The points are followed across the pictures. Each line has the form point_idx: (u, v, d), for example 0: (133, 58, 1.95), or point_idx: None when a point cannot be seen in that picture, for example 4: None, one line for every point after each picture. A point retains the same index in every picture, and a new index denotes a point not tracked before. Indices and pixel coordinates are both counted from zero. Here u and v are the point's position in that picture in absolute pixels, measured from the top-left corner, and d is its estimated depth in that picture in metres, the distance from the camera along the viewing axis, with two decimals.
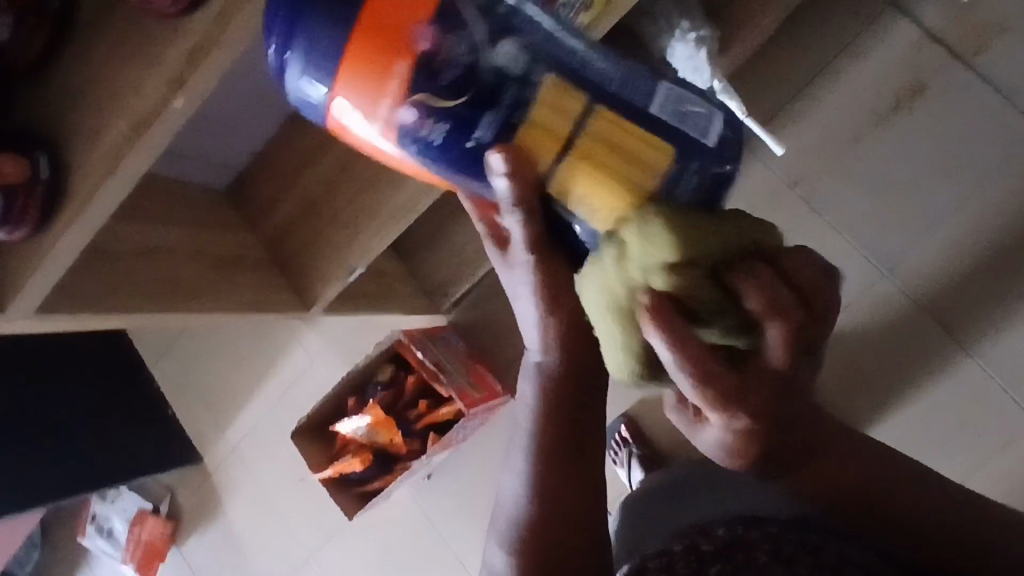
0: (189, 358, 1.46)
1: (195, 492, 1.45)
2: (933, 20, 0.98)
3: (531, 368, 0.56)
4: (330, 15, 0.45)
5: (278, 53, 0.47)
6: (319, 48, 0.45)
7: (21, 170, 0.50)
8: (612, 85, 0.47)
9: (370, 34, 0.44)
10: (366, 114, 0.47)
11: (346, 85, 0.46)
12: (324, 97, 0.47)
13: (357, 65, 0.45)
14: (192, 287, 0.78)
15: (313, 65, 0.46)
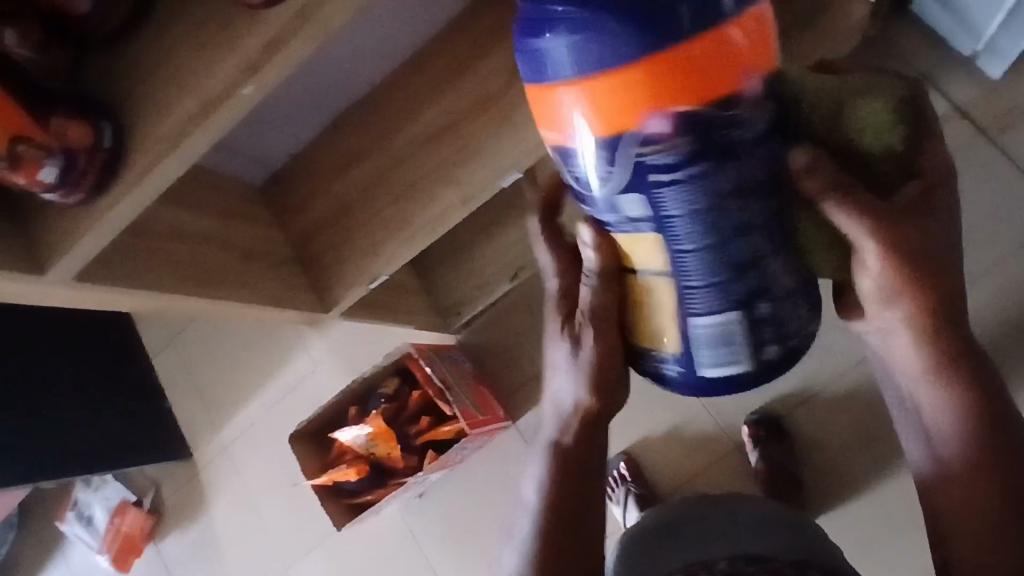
0: (190, 352, 1.46)
1: (181, 489, 1.43)
2: (963, 96, 1.01)
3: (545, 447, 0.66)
4: (637, 35, 0.39)
5: (544, 7, 0.41)
6: (597, 48, 0.40)
7: (85, 136, 0.51)
8: (688, 280, 0.51)
9: (646, 82, 0.41)
10: (548, 112, 0.44)
11: (560, 92, 0.42)
12: (539, 71, 0.43)
13: (601, 97, 0.41)
14: (221, 276, 0.79)
15: (574, 48, 0.40)
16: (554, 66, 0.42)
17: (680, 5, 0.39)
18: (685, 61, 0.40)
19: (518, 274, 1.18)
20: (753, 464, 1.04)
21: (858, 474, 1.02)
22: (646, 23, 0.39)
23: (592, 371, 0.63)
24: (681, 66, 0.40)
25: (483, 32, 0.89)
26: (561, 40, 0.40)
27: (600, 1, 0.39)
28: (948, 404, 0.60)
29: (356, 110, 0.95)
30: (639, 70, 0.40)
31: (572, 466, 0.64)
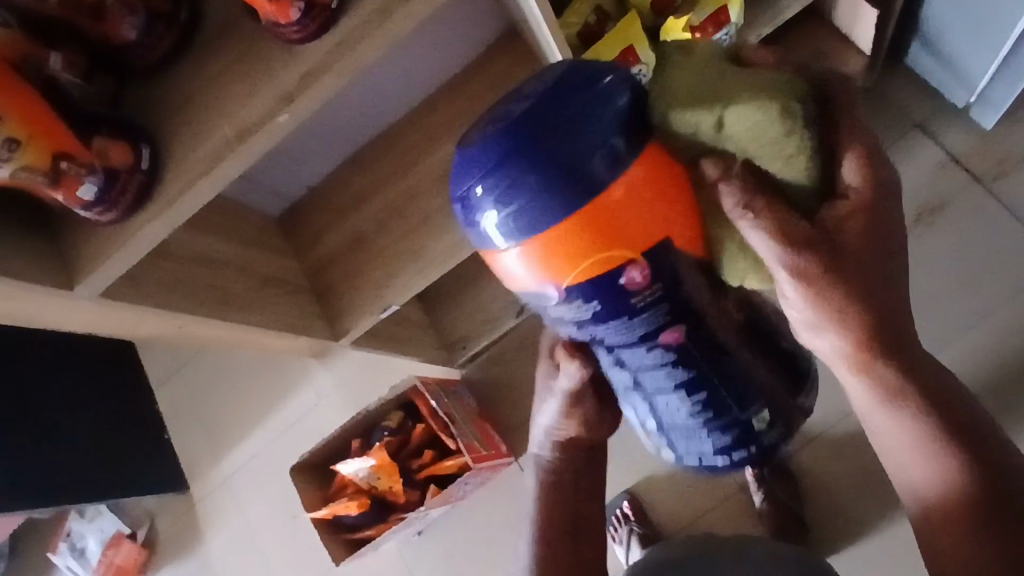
0: (193, 384, 1.46)
1: (177, 522, 1.41)
2: (957, 145, 1.05)
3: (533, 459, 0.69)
4: (558, 184, 0.45)
5: (478, 171, 0.47)
6: (533, 207, 0.46)
7: (124, 156, 0.53)
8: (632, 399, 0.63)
9: (587, 229, 0.46)
10: (519, 272, 0.49)
11: (521, 252, 0.48)
12: (491, 241, 0.49)
13: (557, 250, 0.47)
14: (236, 300, 0.80)
15: (517, 218, 0.46)
16: (498, 232, 0.48)
17: (602, 143, 0.45)
18: (617, 205, 0.46)
19: (524, 310, 1.19)
20: (758, 505, 1.04)
21: (863, 517, 1.01)
22: (571, 172, 0.45)
23: (567, 417, 0.65)
24: (614, 219, 0.46)
25: (498, 74, 0.92)
26: (502, 211, 0.47)
27: (515, 157, 0.45)
28: (901, 425, 0.54)
29: (373, 147, 0.98)
30: (575, 223, 0.46)
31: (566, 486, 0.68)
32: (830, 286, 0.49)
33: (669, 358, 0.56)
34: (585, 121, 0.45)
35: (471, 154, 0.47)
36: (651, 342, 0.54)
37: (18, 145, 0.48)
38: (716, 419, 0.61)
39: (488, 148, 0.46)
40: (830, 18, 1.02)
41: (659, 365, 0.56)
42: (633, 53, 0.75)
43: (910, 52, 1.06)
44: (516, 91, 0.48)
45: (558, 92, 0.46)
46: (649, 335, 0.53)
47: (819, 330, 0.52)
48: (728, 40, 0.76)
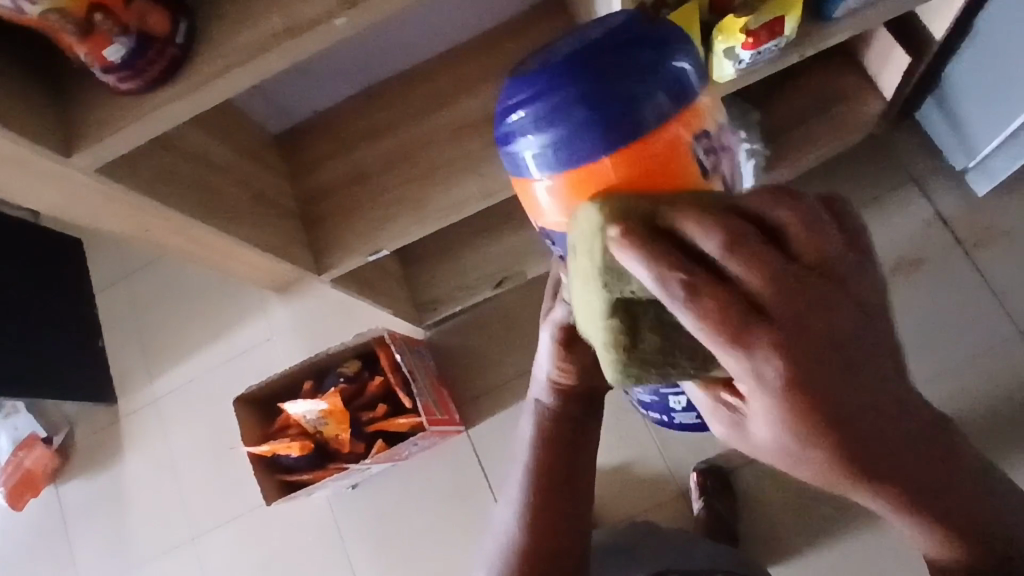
0: (140, 296, 1.38)
1: (97, 433, 1.34)
2: (946, 206, 1.09)
3: (533, 408, 0.61)
4: (593, 117, 0.47)
5: (522, 94, 0.51)
6: (568, 141, 0.48)
7: (161, 25, 0.49)
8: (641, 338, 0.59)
9: (624, 159, 0.47)
10: (543, 195, 0.51)
11: (553, 177, 0.50)
12: (521, 167, 0.52)
13: (580, 184, 0.49)
14: (226, 209, 0.76)
15: (551, 145, 0.49)
16: (531, 163, 0.51)
17: (636, 111, 0.47)
18: (631, 165, 0.47)
19: (503, 283, 1.16)
20: (695, 513, 1.06)
21: (793, 540, 1.05)
22: (606, 123, 0.47)
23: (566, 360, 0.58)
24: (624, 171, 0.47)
25: (534, 39, 0.90)
26: (540, 140, 0.49)
27: (565, 89, 0.48)
28: (883, 505, 0.43)
29: (391, 84, 0.95)
30: (584, 165, 0.48)
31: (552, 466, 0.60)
32: (805, 407, 0.38)
33: None
34: (635, 90, 0.48)
35: (523, 78, 0.51)
36: None
37: None
38: None
39: (525, 89, 0.50)
40: (859, 59, 1.05)
41: None
42: None
43: (922, 109, 1.09)
44: (579, 34, 0.52)
45: (613, 49, 0.49)
46: None
47: (758, 431, 0.42)
48: (775, 51, 0.77)
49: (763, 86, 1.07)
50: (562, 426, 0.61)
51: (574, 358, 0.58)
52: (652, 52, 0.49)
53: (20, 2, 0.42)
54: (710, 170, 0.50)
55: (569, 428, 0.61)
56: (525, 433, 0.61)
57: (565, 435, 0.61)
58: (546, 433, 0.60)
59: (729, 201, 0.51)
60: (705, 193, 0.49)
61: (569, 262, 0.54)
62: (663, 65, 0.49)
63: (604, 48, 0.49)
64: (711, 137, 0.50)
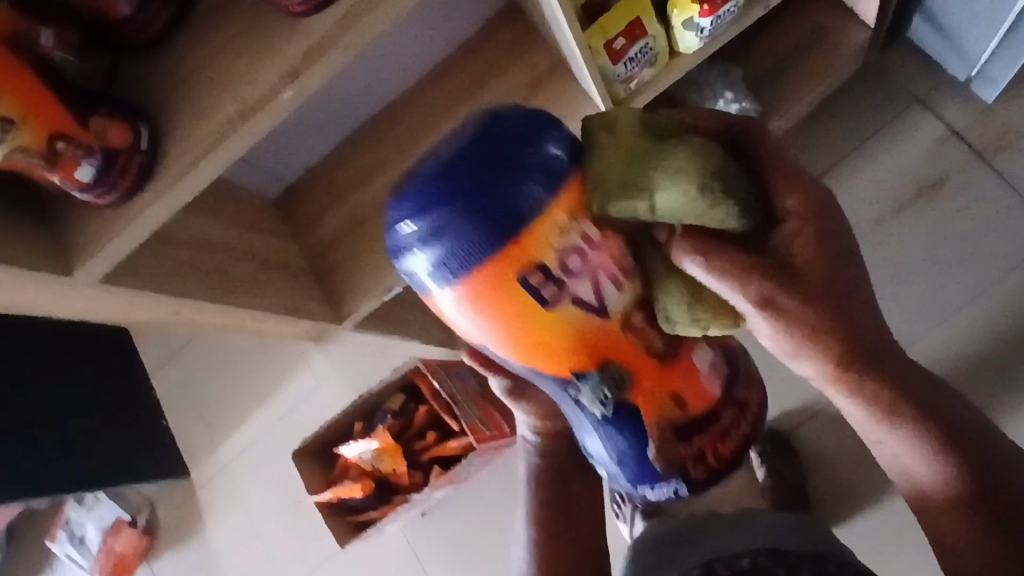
0: (190, 371, 1.44)
1: (177, 508, 1.41)
2: (957, 119, 1.05)
3: (523, 450, 0.69)
4: (490, 223, 0.42)
5: (413, 199, 0.43)
6: (462, 256, 0.43)
7: (122, 135, 0.52)
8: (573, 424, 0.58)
9: (519, 284, 0.44)
10: (447, 314, 0.45)
11: (460, 304, 0.44)
12: (421, 288, 0.45)
13: (497, 311, 0.45)
14: (236, 283, 0.79)
15: (444, 264, 0.43)
16: (428, 280, 0.44)
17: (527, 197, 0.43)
18: (487, 291, 0.44)
19: None
20: (761, 481, 1.05)
21: (866, 490, 1.03)
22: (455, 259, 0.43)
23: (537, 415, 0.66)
24: (475, 298, 0.44)
25: (498, 52, 0.90)
26: (428, 259, 0.43)
27: (444, 205, 0.42)
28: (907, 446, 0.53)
29: (372, 125, 0.96)
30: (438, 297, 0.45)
31: (558, 490, 0.67)
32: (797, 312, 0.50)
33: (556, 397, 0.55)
34: (517, 171, 0.42)
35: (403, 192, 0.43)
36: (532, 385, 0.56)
37: (12, 125, 0.46)
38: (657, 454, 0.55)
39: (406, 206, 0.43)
40: None
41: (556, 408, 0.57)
42: (640, 25, 0.75)
43: (911, 27, 1.05)
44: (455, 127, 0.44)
45: (494, 143, 0.42)
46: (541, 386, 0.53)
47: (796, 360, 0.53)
48: (734, 12, 0.76)
49: (740, 43, 1.05)
50: (555, 457, 0.68)
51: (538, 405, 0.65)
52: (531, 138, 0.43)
53: None
54: (584, 285, 0.46)
55: (566, 465, 0.68)
56: (523, 472, 0.69)
57: (568, 468, 0.68)
58: (552, 469, 0.67)
59: (610, 316, 0.48)
60: (574, 317, 0.47)
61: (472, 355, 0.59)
62: (523, 180, 0.42)
63: (488, 128, 0.43)
64: (587, 240, 0.45)
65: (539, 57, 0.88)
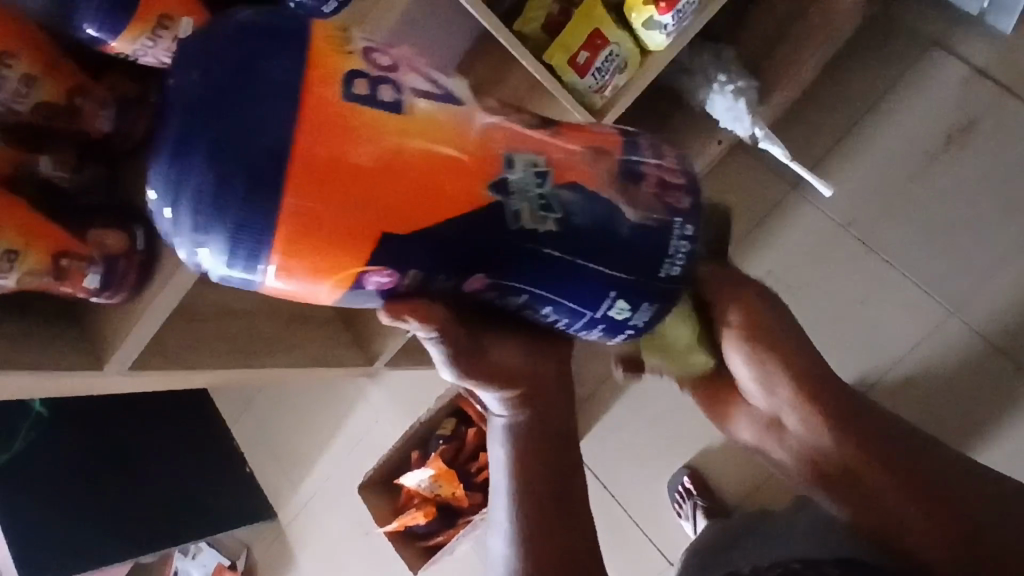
0: (263, 417, 1.54)
1: (269, 547, 1.50)
2: (980, 56, 0.98)
3: (499, 431, 0.61)
4: (243, 160, 0.42)
5: (185, 199, 0.43)
6: (243, 210, 0.43)
7: (118, 242, 0.57)
8: (540, 307, 0.54)
9: (310, 180, 0.43)
10: (290, 280, 0.46)
11: (287, 259, 0.45)
12: (257, 277, 0.46)
13: (312, 229, 0.44)
14: (264, 344, 0.85)
15: (239, 232, 0.43)
16: (246, 262, 0.45)
17: (263, 112, 0.42)
18: (311, 176, 0.43)
19: None
20: None
21: None
22: (250, 180, 0.42)
23: (495, 373, 0.57)
24: (304, 190, 0.43)
25: None
26: (221, 242, 0.44)
27: (195, 172, 0.42)
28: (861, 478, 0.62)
29: None
30: (282, 232, 0.44)
31: (543, 469, 0.58)
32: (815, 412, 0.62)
33: (494, 285, 0.52)
34: (240, 94, 0.42)
35: (178, 213, 0.44)
36: (471, 282, 0.51)
37: (17, 254, 0.52)
38: (628, 273, 0.53)
39: (182, 213, 0.43)
40: None
41: (498, 296, 0.53)
42: (601, 35, 0.75)
43: None
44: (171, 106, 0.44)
45: (206, 100, 0.42)
46: (456, 274, 0.50)
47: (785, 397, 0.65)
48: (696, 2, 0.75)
49: (729, 19, 1.02)
50: (534, 429, 0.60)
51: (506, 368, 0.58)
52: (240, 68, 0.43)
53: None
54: (412, 90, 0.47)
55: (547, 438, 0.60)
56: (502, 456, 0.59)
57: (554, 440, 0.60)
58: (536, 441, 0.59)
59: (464, 103, 0.49)
60: (423, 120, 0.46)
61: (388, 310, 0.48)
62: (258, 70, 0.43)
63: (195, 92, 0.43)
64: (375, 54, 0.48)
65: None
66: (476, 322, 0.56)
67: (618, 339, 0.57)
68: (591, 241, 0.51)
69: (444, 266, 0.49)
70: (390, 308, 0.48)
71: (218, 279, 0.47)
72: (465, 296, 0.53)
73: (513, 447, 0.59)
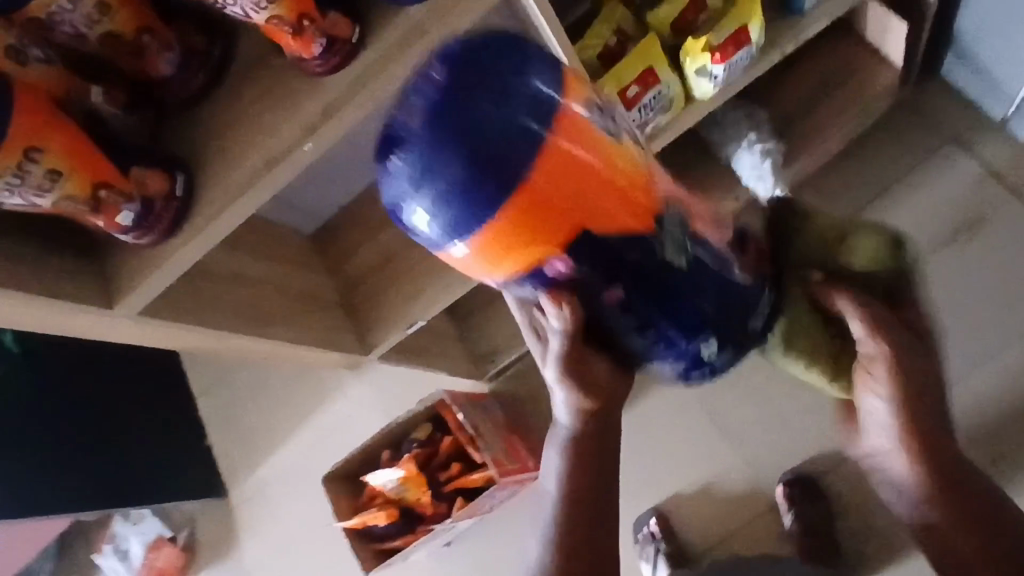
0: (232, 393, 1.50)
1: (214, 526, 1.45)
2: (994, 159, 1.03)
3: (559, 437, 0.65)
4: (493, 140, 0.44)
5: (417, 157, 0.44)
6: (473, 183, 0.44)
7: (158, 183, 0.57)
8: (651, 335, 0.56)
9: (545, 177, 0.45)
10: (478, 257, 0.48)
11: (488, 237, 0.46)
12: (446, 245, 0.48)
13: (527, 217, 0.46)
14: (267, 315, 0.84)
15: (457, 199, 0.45)
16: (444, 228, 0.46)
17: (522, 104, 0.45)
18: (546, 176, 0.45)
19: None
20: (787, 526, 1.03)
21: (896, 538, 1.01)
22: (498, 172, 0.44)
23: (588, 382, 0.61)
24: (537, 192, 0.45)
25: None
26: (435, 204, 0.45)
27: (439, 138, 0.44)
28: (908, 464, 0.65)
29: None
30: (508, 224, 0.46)
31: (591, 480, 0.64)
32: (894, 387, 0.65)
33: (624, 302, 0.53)
34: (504, 85, 0.45)
35: (403, 165, 0.45)
36: (608, 296, 0.53)
37: (60, 175, 0.51)
38: (725, 315, 0.57)
39: (406, 164, 0.45)
40: (859, 33, 1.01)
41: (618, 316, 0.55)
42: (654, 74, 0.77)
43: (944, 65, 1.04)
44: (421, 70, 0.47)
45: (468, 79, 0.45)
46: (606, 287, 0.52)
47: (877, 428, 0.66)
48: (747, 58, 0.78)
49: (765, 83, 1.06)
50: (591, 445, 0.64)
51: (596, 381, 0.62)
52: (510, 60, 0.46)
53: (34, 198, 0.51)
54: (601, 118, 0.49)
55: (600, 454, 0.65)
56: (556, 459, 0.65)
57: (603, 457, 0.65)
58: (589, 453, 0.64)
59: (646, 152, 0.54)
60: (633, 156, 0.50)
61: (550, 293, 0.52)
62: (525, 69, 0.46)
63: (460, 69, 0.45)
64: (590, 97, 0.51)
65: None
66: (591, 337, 0.59)
67: (688, 377, 0.62)
68: (696, 297, 0.55)
69: (606, 280, 0.51)
70: (552, 289, 0.52)
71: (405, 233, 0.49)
72: (599, 312, 0.55)
73: (567, 457, 0.64)
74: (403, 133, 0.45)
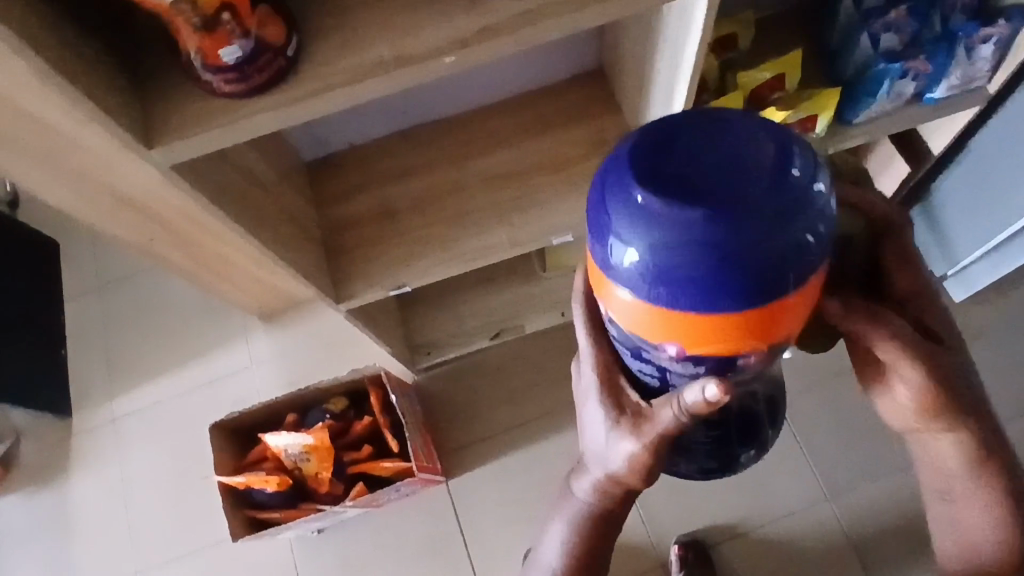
0: (115, 307, 1.32)
1: (45, 448, 1.25)
2: None
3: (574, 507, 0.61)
4: (740, 265, 0.36)
5: (661, 212, 0.36)
6: (674, 285, 0.37)
7: (276, 33, 0.50)
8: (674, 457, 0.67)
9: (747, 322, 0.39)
10: (626, 308, 0.41)
11: (645, 313, 0.40)
12: (616, 270, 0.39)
13: (693, 330, 0.40)
14: (265, 226, 0.76)
15: (652, 269, 0.37)
16: (624, 265, 0.38)
17: (787, 253, 0.36)
18: (749, 320, 0.39)
19: (500, 334, 1.19)
20: None
21: None
22: (752, 282, 0.37)
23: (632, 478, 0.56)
24: (730, 324, 0.39)
25: (574, 105, 0.94)
26: (637, 254, 0.37)
27: (698, 219, 0.35)
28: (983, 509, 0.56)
29: (430, 128, 0.95)
30: (712, 322, 0.39)
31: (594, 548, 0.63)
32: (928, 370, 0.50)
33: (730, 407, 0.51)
34: (791, 214, 0.36)
35: (644, 204, 0.36)
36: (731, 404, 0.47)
37: None
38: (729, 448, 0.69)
39: (651, 206, 0.36)
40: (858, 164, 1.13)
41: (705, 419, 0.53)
42: None
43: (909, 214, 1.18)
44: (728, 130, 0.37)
45: (771, 186, 0.35)
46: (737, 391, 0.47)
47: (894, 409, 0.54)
48: None
49: None
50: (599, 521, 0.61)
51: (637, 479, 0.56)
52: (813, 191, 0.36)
53: None
54: None
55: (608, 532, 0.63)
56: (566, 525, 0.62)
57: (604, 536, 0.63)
58: (596, 530, 0.62)
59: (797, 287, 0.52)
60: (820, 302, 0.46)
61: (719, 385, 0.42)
62: (815, 209, 0.36)
63: (769, 167, 0.36)
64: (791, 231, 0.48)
65: (611, 124, 0.91)
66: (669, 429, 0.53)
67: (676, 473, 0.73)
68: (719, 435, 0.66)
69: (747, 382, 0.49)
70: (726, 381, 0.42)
71: (591, 203, 0.39)
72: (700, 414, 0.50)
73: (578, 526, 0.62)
74: (677, 178, 0.36)
